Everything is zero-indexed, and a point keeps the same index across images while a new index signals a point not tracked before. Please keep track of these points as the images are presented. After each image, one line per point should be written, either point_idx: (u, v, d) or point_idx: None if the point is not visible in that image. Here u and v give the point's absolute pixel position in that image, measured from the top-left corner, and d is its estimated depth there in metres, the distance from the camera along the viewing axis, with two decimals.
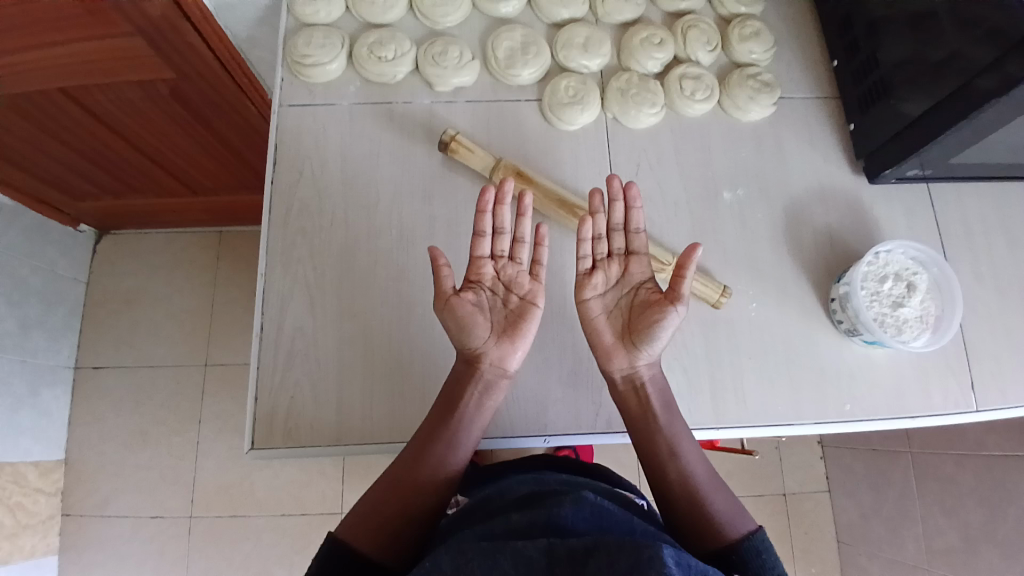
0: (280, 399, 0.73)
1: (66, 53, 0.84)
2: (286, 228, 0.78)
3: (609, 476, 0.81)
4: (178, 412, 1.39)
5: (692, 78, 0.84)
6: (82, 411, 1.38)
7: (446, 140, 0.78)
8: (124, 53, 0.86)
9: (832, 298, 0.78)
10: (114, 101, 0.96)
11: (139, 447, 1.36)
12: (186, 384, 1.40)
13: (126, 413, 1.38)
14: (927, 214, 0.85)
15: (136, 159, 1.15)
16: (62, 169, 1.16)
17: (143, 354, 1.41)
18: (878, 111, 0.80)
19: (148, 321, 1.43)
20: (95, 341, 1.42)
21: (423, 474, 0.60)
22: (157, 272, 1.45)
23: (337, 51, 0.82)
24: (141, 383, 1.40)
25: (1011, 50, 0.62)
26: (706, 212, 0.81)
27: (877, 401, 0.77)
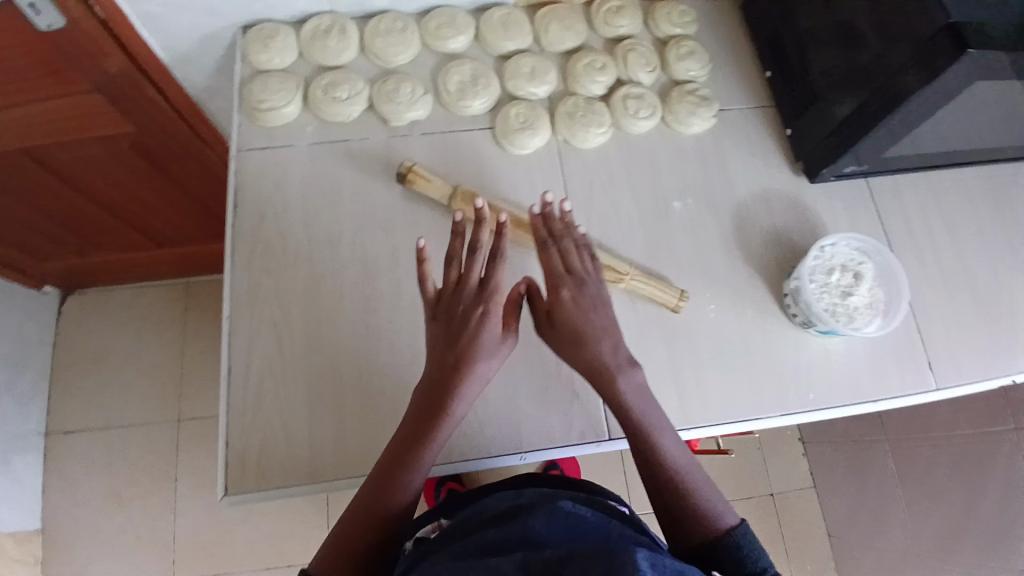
0: (253, 442, 0.73)
1: (24, 116, 0.86)
2: (250, 270, 0.79)
3: (593, 489, 0.80)
4: (154, 470, 1.35)
5: (636, 98, 0.88)
6: (55, 476, 1.34)
7: (404, 171, 0.81)
8: (83, 112, 0.88)
9: (786, 294, 0.81)
10: (74, 161, 0.97)
11: (117, 509, 1.32)
12: (161, 440, 1.37)
13: (103, 475, 1.34)
14: (867, 207, 0.90)
15: (99, 216, 1.16)
16: (23, 231, 1.15)
17: (118, 412, 1.39)
18: (811, 115, 0.86)
19: (120, 378, 1.41)
20: (65, 404, 1.38)
21: (388, 500, 0.61)
22: (126, 328, 1.44)
23: (292, 95, 0.85)
24: (114, 442, 1.37)
25: (925, 46, 0.67)
26: (659, 222, 0.85)
27: (840, 389, 0.80)
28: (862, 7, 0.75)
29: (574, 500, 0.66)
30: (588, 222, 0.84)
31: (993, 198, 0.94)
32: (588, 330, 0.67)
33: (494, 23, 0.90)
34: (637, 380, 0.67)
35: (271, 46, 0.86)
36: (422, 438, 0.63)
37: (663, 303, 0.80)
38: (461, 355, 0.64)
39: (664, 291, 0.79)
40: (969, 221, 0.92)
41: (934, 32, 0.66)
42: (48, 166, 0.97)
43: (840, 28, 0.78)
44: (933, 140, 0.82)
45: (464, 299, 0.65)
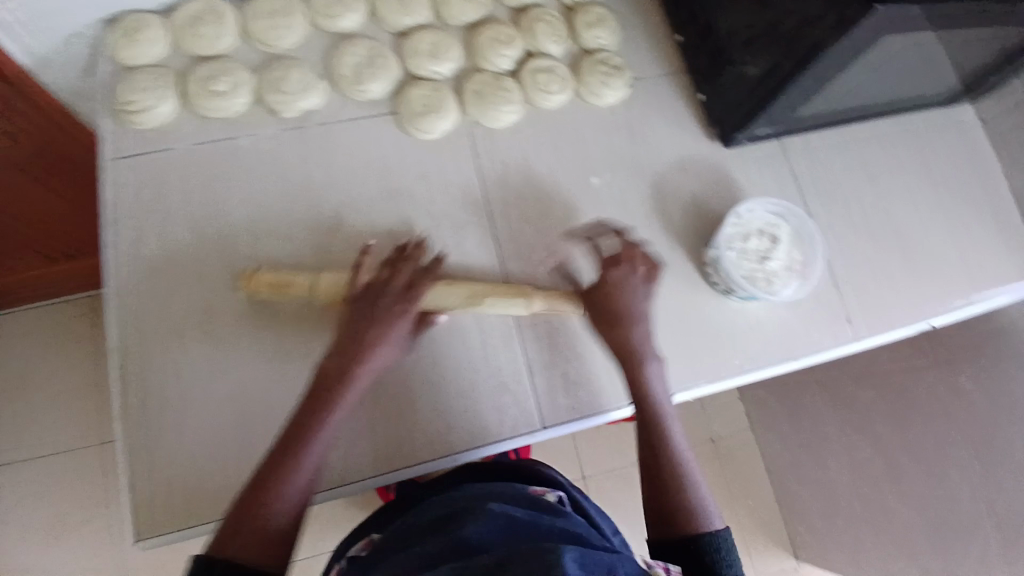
0: (161, 481, 0.67)
1: None
2: (138, 292, 0.72)
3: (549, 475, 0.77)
4: (79, 499, 1.25)
5: (545, 71, 0.84)
6: None
7: (245, 278, 0.71)
8: None
9: (706, 262, 0.80)
10: None
11: (41, 546, 1.22)
12: (83, 467, 1.27)
13: (19, 512, 1.24)
14: (782, 167, 0.90)
15: None
16: None
17: (28, 444, 1.27)
18: (724, 79, 0.84)
19: (27, 407, 1.28)
20: None
21: (259, 518, 0.53)
22: (29, 353, 1.31)
23: (165, 92, 0.76)
24: (29, 475, 1.25)
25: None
26: (578, 199, 0.82)
27: (765, 350, 0.81)
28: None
29: (507, 498, 0.64)
30: (504, 207, 0.80)
31: (900, 148, 0.96)
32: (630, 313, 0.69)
33: None
34: (660, 368, 0.70)
35: (139, 38, 0.77)
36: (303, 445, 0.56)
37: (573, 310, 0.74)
38: (359, 351, 0.59)
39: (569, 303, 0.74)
40: (879, 173, 0.94)
41: None
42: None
43: None
44: (841, 97, 0.83)
45: (383, 295, 0.61)
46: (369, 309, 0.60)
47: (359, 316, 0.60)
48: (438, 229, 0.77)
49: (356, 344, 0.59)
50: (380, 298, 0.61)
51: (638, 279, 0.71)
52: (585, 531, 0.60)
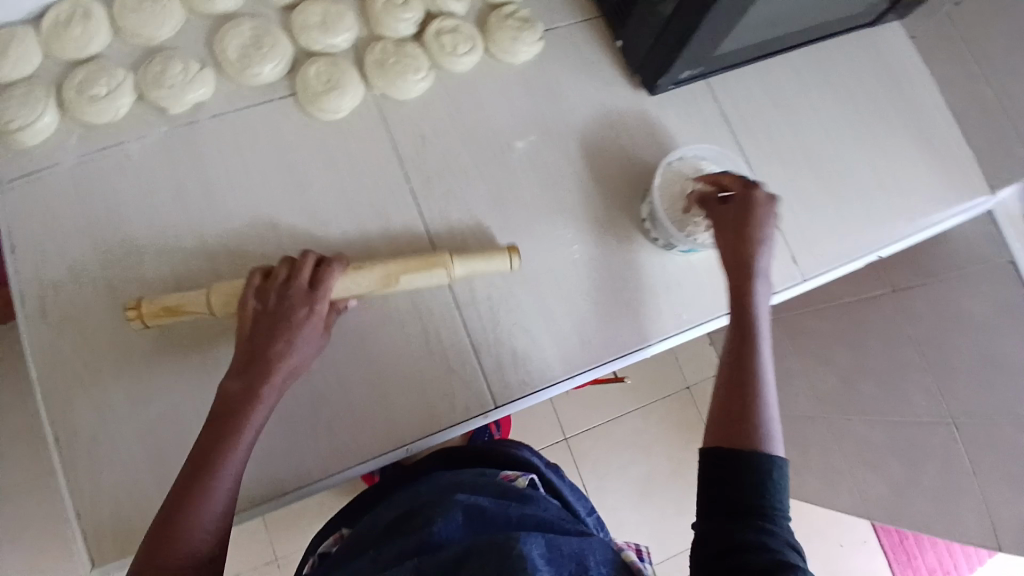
0: (107, 509, 0.65)
1: None
2: (48, 322, 0.68)
3: (518, 456, 0.80)
4: None
5: (449, 31, 0.78)
6: None
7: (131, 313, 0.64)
8: None
9: (643, 218, 0.78)
10: None
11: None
12: None
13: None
14: (713, 109, 0.87)
15: None
16: None
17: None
18: (637, 21, 0.79)
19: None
20: None
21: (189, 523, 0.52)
22: None
23: (42, 104, 0.70)
24: None
25: None
26: (503, 166, 0.78)
27: (711, 301, 0.80)
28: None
29: (472, 489, 0.64)
30: (426, 184, 0.76)
31: (830, 75, 0.93)
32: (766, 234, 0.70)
33: None
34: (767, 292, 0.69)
35: (6, 52, 0.70)
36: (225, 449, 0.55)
37: (497, 269, 0.72)
38: (269, 355, 0.59)
39: (491, 264, 0.71)
40: (810, 103, 0.91)
41: None
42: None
43: None
44: (760, 29, 0.79)
45: (286, 296, 0.61)
46: (274, 313, 0.60)
47: (265, 320, 0.60)
48: (360, 215, 0.74)
49: (267, 347, 0.59)
50: (287, 297, 0.61)
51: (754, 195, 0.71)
52: (552, 516, 0.59)
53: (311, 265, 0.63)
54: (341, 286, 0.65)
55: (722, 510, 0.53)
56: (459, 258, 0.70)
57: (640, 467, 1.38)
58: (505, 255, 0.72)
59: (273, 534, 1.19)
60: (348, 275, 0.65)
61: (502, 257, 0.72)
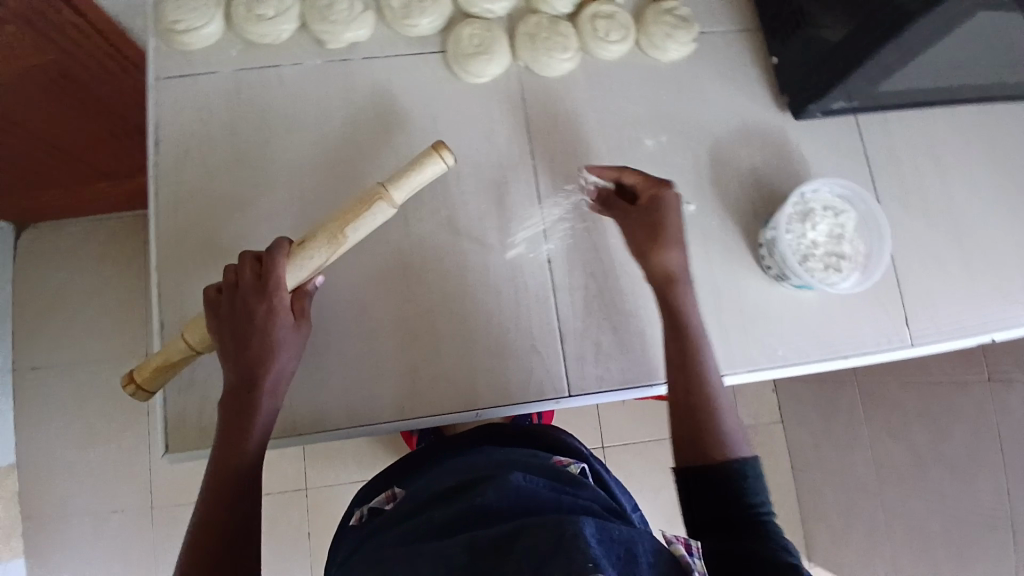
0: (191, 402, 0.69)
1: None
2: (176, 217, 0.72)
3: (568, 444, 0.75)
4: (124, 407, 1.33)
5: (606, 17, 0.77)
6: (23, 414, 1.31)
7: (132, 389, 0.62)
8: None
9: (761, 244, 0.75)
10: None
11: (88, 446, 1.31)
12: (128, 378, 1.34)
13: (69, 414, 1.32)
14: (855, 148, 0.82)
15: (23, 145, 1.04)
16: None
17: (81, 350, 1.34)
18: (799, 41, 0.76)
19: (82, 313, 1.35)
20: (28, 342, 1.33)
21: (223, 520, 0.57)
22: (82, 265, 1.36)
23: (211, 12, 0.73)
24: (79, 380, 1.33)
25: None
26: (628, 162, 0.77)
27: (810, 344, 0.76)
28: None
29: (527, 469, 0.62)
30: (548, 163, 0.76)
31: (990, 138, 0.86)
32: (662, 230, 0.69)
33: None
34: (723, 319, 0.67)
35: None
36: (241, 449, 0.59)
37: (435, 175, 0.63)
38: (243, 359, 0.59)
39: (428, 177, 0.63)
40: (961, 162, 0.85)
41: None
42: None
43: None
44: (931, 74, 0.74)
45: (242, 299, 0.59)
46: (238, 318, 0.59)
47: (233, 327, 0.59)
48: (479, 181, 0.75)
49: (247, 356, 0.60)
50: (247, 298, 0.59)
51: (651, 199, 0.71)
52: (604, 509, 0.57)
53: (256, 261, 0.60)
54: (295, 271, 0.60)
55: (706, 524, 0.56)
56: (390, 179, 0.62)
57: (672, 492, 1.35)
58: (428, 162, 0.62)
59: (312, 464, 1.23)
60: (298, 262, 0.60)
61: (431, 161, 0.62)
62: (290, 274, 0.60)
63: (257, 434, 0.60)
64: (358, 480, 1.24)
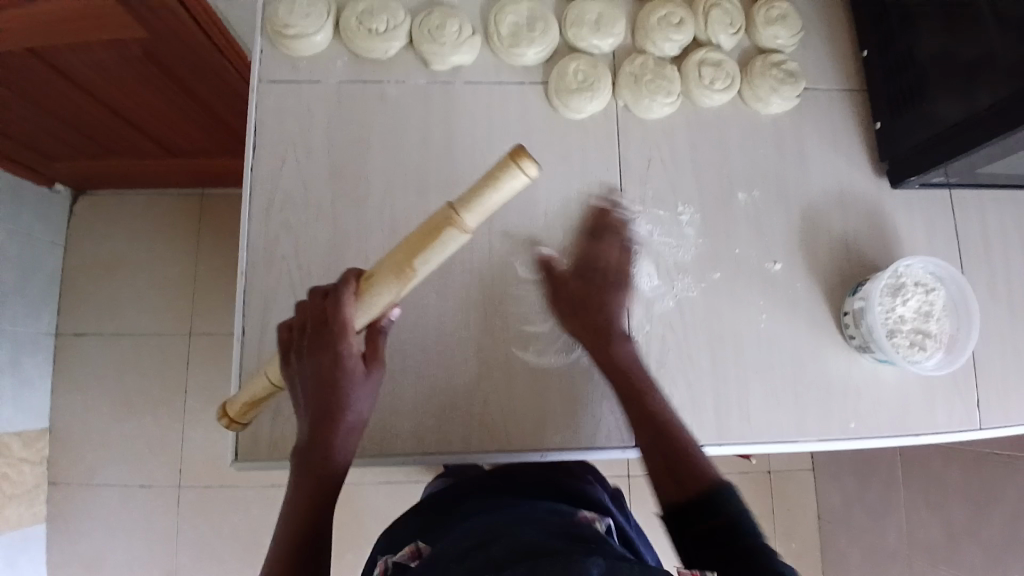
0: (262, 413, 0.69)
1: (45, 7, 0.82)
2: (267, 222, 0.72)
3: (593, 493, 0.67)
4: (161, 384, 1.34)
5: (713, 65, 0.76)
6: (64, 379, 1.33)
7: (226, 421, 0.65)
8: (97, 11, 0.82)
9: (845, 312, 0.75)
10: (86, 60, 0.93)
11: (123, 419, 1.32)
12: (169, 356, 1.35)
13: (108, 384, 1.33)
14: (947, 223, 0.81)
15: (100, 112, 1.08)
16: (36, 128, 1.10)
17: (126, 323, 1.36)
18: (909, 113, 0.75)
19: (133, 286, 1.37)
20: (76, 308, 1.35)
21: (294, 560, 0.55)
22: (137, 238, 1.38)
23: (323, 21, 0.74)
24: (120, 352, 1.34)
25: None
26: (718, 214, 0.76)
27: (881, 419, 0.75)
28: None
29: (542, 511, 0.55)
30: (639, 207, 0.75)
31: None
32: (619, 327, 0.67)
33: None
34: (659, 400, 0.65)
35: None
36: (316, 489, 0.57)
37: (516, 193, 0.47)
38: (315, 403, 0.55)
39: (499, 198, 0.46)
40: None
41: None
42: (53, 63, 0.93)
43: (954, 9, 0.68)
44: None
45: (309, 342, 0.54)
46: (306, 361, 0.55)
47: (304, 369, 0.56)
48: (568, 218, 0.74)
49: (317, 403, 0.56)
50: (316, 339, 0.54)
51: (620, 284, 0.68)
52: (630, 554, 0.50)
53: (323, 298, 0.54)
54: (365, 313, 0.52)
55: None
56: (460, 199, 0.46)
57: None
58: (498, 183, 0.46)
59: None
60: (368, 302, 0.51)
61: (508, 175, 0.45)
62: (356, 317, 0.52)
63: (332, 474, 0.58)
64: (384, 486, 1.24)
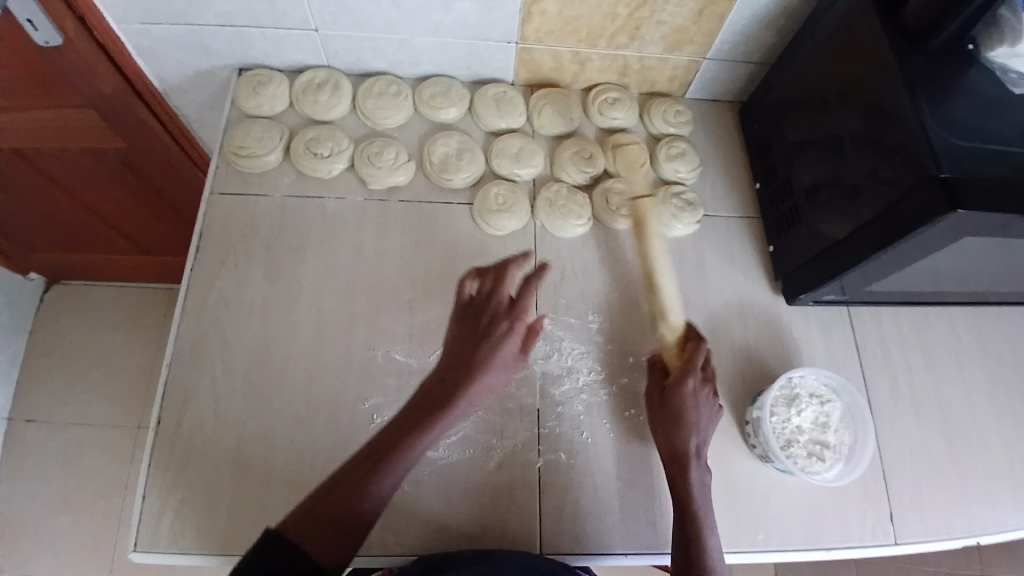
0: (168, 504, 0.69)
1: (32, 118, 0.91)
2: (200, 319, 0.77)
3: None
4: (102, 476, 1.30)
5: (619, 193, 0.86)
6: (11, 467, 1.29)
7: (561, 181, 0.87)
8: (80, 124, 0.93)
9: (747, 421, 0.78)
10: (67, 166, 1.02)
11: (53, 515, 1.26)
12: (115, 447, 1.32)
13: (47, 476, 1.29)
14: (845, 336, 0.87)
15: (74, 209, 1.15)
16: (11, 218, 1.17)
17: (77, 411, 1.34)
18: (797, 236, 0.83)
19: (89, 376, 1.37)
20: (31, 393, 1.35)
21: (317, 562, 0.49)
22: (108, 326, 1.41)
23: (274, 144, 0.84)
24: (68, 441, 1.32)
25: (933, 180, 0.61)
26: (627, 322, 0.81)
27: (790, 530, 0.76)
28: (855, 120, 0.73)
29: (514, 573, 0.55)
30: (551, 315, 0.81)
31: (977, 339, 0.91)
32: (688, 421, 0.69)
33: (488, 99, 0.90)
34: (705, 481, 0.69)
35: (262, 93, 0.86)
36: (360, 494, 0.53)
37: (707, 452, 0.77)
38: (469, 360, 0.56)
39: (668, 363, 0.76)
40: (949, 360, 0.89)
41: (945, 173, 0.60)
42: (37, 164, 1.01)
43: (831, 142, 0.76)
44: (917, 281, 0.79)
45: (488, 309, 0.59)
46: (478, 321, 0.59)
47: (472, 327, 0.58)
48: None
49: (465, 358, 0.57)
50: (480, 319, 0.59)
51: (700, 386, 0.70)
52: None
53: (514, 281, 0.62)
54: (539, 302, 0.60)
55: None
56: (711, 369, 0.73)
57: None
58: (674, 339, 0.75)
59: None
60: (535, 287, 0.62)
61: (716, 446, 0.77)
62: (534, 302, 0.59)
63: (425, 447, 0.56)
64: None
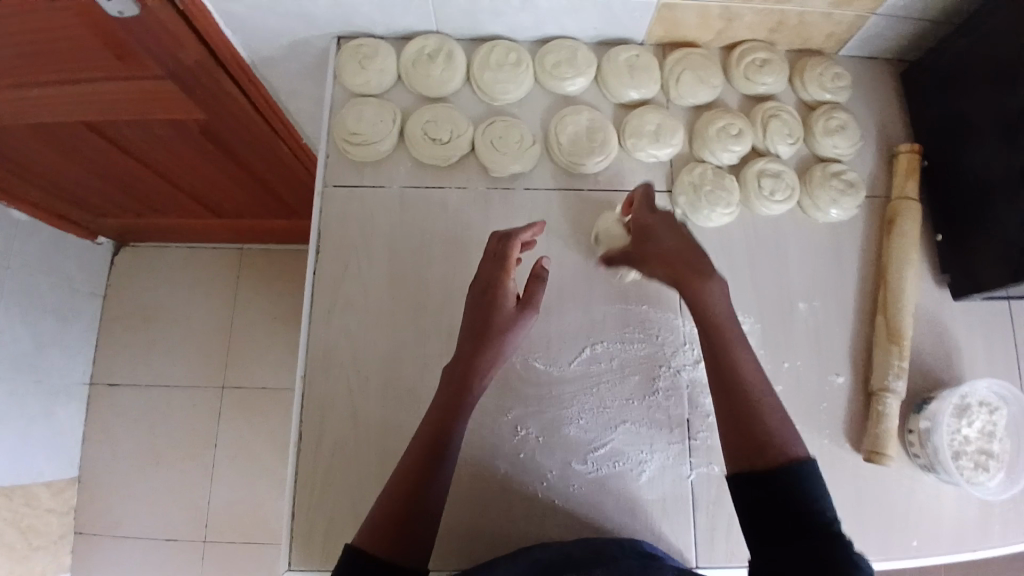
0: (317, 519, 0.69)
1: (106, 90, 0.83)
2: (327, 327, 0.73)
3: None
4: (192, 432, 1.29)
5: (772, 175, 0.77)
6: (94, 428, 1.30)
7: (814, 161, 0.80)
8: (154, 94, 0.84)
9: (910, 430, 0.74)
10: (141, 134, 0.94)
11: (147, 470, 1.28)
12: (202, 404, 1.30)
13: (143, 431, 1.30)
14: (1011, 333, 0.79)
15: (147, 173, 1.08)
16: (81, 184, 1.12)
17: (158, 373, 1.33)
18: (967, 225, 0.74)
19: (168, 335, 1.34)
20: (112, 356, 1.34)
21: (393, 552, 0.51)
22: (178, 287, 1.36)
23: (388, 130, 0.76)
24: (155, 401, 1.31)
25: None
26: (779, 325, 0.75)
27: (939, 536, 0.73)
28: None
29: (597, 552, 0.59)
30: None
31: None
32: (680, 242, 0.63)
33: (620, 66, 0.79)
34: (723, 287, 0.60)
35: (368, 68, 0.77)
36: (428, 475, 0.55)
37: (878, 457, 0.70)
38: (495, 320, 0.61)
39: (894, 376, 0.71)
40: None
41: None
42: (110, 135, 0.94)
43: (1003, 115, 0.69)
44: None
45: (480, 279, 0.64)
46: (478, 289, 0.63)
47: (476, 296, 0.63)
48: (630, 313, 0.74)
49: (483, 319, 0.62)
50: (484, 292, 0.63)
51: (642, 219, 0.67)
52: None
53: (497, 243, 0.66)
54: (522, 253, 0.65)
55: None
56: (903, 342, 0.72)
57: None
58: (892, 346, 0.72)
59: None
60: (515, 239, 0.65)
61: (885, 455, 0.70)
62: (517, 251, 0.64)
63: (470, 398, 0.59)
64: None
